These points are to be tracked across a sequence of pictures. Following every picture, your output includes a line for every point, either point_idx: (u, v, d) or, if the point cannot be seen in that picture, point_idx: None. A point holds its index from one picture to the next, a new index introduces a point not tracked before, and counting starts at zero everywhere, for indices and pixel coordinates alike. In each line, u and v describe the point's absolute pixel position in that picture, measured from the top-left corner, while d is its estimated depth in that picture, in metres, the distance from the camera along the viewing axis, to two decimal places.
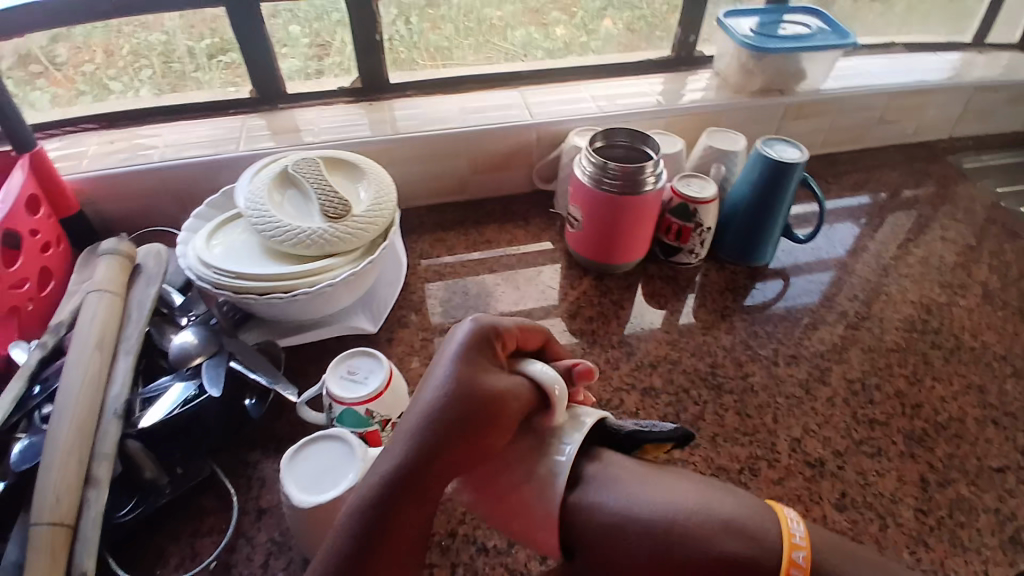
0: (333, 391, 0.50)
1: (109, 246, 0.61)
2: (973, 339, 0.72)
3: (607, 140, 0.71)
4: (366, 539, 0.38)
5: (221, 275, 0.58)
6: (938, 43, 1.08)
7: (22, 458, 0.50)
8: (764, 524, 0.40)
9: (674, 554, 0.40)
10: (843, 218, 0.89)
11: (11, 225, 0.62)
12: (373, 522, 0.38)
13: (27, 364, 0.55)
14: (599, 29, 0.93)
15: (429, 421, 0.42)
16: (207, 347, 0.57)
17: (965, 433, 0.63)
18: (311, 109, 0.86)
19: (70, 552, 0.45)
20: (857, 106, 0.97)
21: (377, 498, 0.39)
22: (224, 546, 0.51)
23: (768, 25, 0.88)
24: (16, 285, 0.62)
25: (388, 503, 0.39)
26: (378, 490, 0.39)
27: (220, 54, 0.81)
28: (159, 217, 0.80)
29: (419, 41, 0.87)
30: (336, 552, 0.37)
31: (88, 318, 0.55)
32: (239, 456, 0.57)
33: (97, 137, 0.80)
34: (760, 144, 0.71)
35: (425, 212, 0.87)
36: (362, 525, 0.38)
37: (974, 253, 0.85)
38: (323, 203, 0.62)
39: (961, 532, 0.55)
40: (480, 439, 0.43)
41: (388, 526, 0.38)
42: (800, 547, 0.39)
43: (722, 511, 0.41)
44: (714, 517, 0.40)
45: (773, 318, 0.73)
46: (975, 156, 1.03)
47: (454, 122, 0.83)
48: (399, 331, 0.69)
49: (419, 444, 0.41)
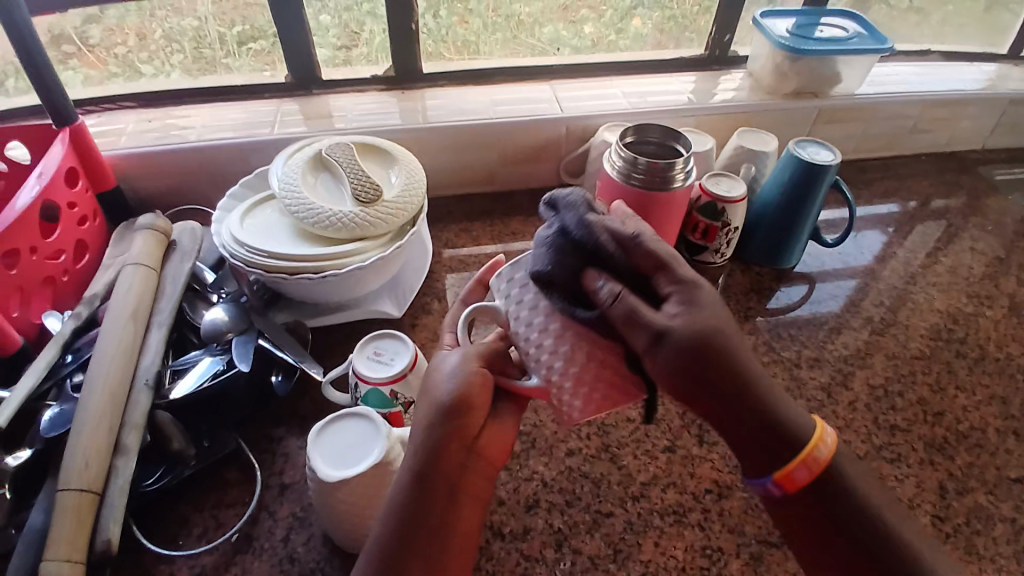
0: (358, 370, 0.51)
1: (146, 221, 0.63)
2: (998, 350, 0.71)
3: (637, 136, 0.71)
4: (396, 539, 0.42)
5: (253, 254, 0.59)
6: (977, 51, 1.06)
7: (51, 425, 0.51)
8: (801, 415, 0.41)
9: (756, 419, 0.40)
10: (872, 225, 0.88)
11: (49, 196, 0.63)
12: (404, 523, 0.42)
13: (62, 334, 0.57)
14: (628, 28, 0.93)
15: (431, 430, 0.45)
16: (237, 324, 0.58)
17: (986, 442, 0.62)
18: (342, 96, 0.87)
19: (97, 517, 0.46)
20: (891, 113, 0.95)
21: (407, 502, 0.43)
22: (247, 518, 0.52)
23: (805, 27, 0.87)
24: (52, 256, 0.63)
25: (414, 503, 0.43)
26: (403, 493, 0.43)
27: (250, 42, 0.83)
28: (192, 196, 0.81)
29: (446, 34, 0.87)
30: (381, 546, 0.42)
31: (124, 290, 0.56)
32: (263, 432, 0.58)
33: (134, 115, 0.82)
34: (791, 146, 0.70)
35: (450, 202, 0.87)
36: (393, 527, 0.42)
37: (1003, 265, 0.83)
38: (354, 187, 0.63)
39: (977, 541, 0.54)
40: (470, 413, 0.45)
41: (422, 526, 0.42)
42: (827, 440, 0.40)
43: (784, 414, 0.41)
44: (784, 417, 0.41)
45: (797, 321, 0.73)
46: (1009, 168, 1.01)
47: (482, 113, 0.83)
48: (422, 317, 0.69)
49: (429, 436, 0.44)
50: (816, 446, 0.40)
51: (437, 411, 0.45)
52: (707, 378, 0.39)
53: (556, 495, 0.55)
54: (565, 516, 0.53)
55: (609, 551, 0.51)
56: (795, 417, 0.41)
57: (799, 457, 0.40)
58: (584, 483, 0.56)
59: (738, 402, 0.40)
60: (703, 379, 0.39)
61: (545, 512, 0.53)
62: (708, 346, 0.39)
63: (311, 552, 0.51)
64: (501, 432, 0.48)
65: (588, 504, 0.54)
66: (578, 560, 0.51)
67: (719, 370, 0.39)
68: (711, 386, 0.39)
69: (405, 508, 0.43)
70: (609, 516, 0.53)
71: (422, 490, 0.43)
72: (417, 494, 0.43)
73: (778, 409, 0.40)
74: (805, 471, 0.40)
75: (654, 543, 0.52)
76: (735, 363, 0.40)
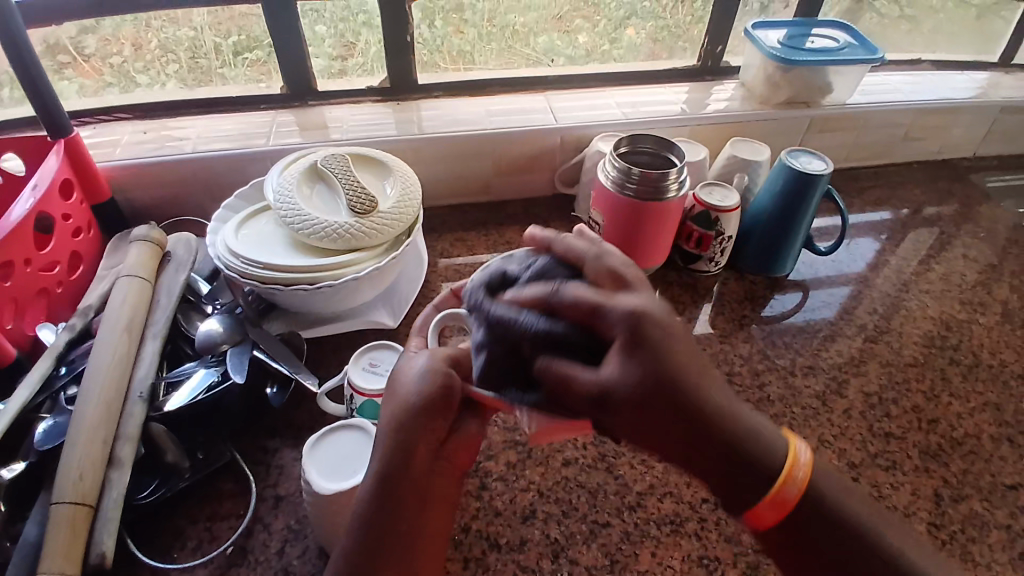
0: (354, 381, 0.51)
1: (141, 232, 0.62)
2: (991, 357, 0.72)
3: (632, 146, 0.72)
4: (360, 542, 0.41)
5: (249, 265, 0.59)
6: (966, 61, 1.07)
7: (45, 437, 0.51)
8: (775, 440, 0.40)
9: (703, 433, 0.38)
10: (865, 233, 0.89)
11: (44, 207, 0.63)
12: (370, 528, 0.41)
13: (55, 346, 0.57)
14: (622, 38, 0.94)
15: (399, 432, 0.43)
16: (231, 336, 0.58)
17: (980, 449, 0.62)
18: (339, 107, 0.87)
19: (91, 531, 0.46)
20: (883, 122, 0.96)
21: (373, 505, 0.42)
22: (242, 531, 0.52)
23: (797, 38, 0.88)
24: (47, 267, 0.63)
25: (378, 507, 0.42)
26: (369, 501, 0.42)
27: (245, 52, 0.83)
28: (187, 207, 0.81)
29: (441, 45, 0.88)
30: (348, 555, 0.41)
31: (118, 301, 0.56)
32: (258, 444, 0.58)
33: (130, 127, 0.82)
34: (784, 155, 0.71)
35: (446, 212, 0.87)
36: (359, 529, 0.42)
37: (996, 272, 0.84)
38: (349, 198, 0.63)
39: (972, 548, 0.54)
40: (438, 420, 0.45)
41: (388, 532, 0.42)
42: (806, 463, 0.39)
43: (743, 421, 0.39)
44: (735, 428, 0.39)
45: (791, 329, 0.73)
46: (1000, 176, 1.02)
47: (478, 124, 0.84)
48: (418, 327, 0.69)
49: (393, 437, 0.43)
50: (793, 468, 0.39)
51: (408, 410, 0.44)
52: (670, 430, 0.38)
53: (552, 505, 0.54)
54: (561, 526, 0.53)
55: (606, 561, 0.51)
56: (767, 443, 0.39)
57: (778, 481, 0.39)
58: (580, 493, 0.56)
59: (708, 434, 0.38)
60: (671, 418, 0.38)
61: (542, 523, 0.53)
62: (667, 384, 0.38)
63: (306, 564, 0.50)
64: (468, 439, 0.47)
65: (586, 514, 0.54)
66: (575, 570, 0.50)
67: (669, 408, 0.38)
68: (681, 429, 0.38)
69: (370, 512, 0.42)
70: (605, 526, 0.53)
71: (389, 496, 0.42)
72: (382, 499, 0.42)
73: (744, 432, 0.39)
74: (771, 509, 0.39)
75: (651, 553, 0.52)
76: (718, 420, 0.38)
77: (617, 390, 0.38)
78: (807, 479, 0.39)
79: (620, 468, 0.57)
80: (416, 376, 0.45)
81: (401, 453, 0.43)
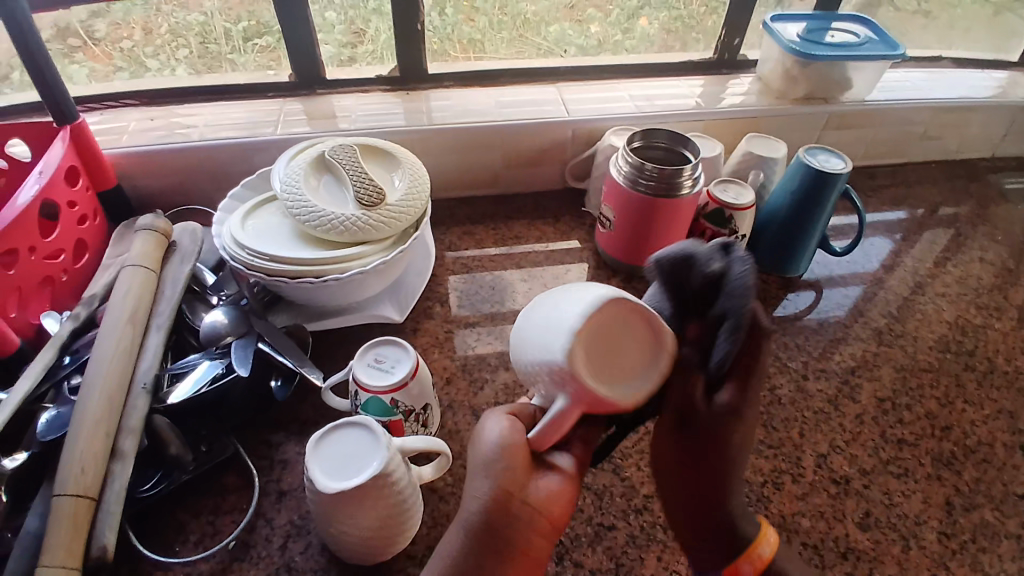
0: (358, 378, 0.50)
1: (146, 222, 0.62)
2: (1007, 362, 0.70)
3: (645, 141, 0.70)
4: None
5: (254, 256, 0.58)
6: (989, 57, 1.05)
7: (48, 428, 0.51)
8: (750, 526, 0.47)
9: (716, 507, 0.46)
10: (880, 233, 0.87)
11: (49, 195, 0.63)
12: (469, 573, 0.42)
13: (58, 336, 0.56)
14: (636, 28, 0.92)
15: (471, 521, 0.42)
16: (236, 327, 0.58)
17: (994, 457, 0.61)
18: (347, 96, 0.86)
19: (93, 523, 0.46)
20: (902, 119, 0.94)
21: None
22: (244, 526, 0.52)
23: (816, 32, 0.86)
24: (51, 256, 0.63)
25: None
26: (461, 549, 0.42)
27: (255, 37, 0.82)
28: (193, 195, 0.81)
29: (452, 32, 0.86)
30: None
31: (122, 292, 0.56)
32: (262, 437, 0.58)
33: (136, 113, 0.81)
34: (801, 153, 0.69)
35: (454, 205, 0.86)
36: None
37: (1014, 275, 0.82)
38: (356, 190, 0.62)
39: (983, 558, 0.53)
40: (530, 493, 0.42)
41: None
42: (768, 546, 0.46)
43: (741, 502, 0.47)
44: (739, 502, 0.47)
45: (803, 331, 0.72)
46: (1020, 176, 1.00)
47: (488, 116, 0.82)
48: (424, 322, 0.69)
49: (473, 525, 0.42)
50: (762, 546, 0.46)
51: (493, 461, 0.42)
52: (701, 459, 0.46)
53: None
54: (565, 528, 0.52)
55: (610, 565, 0.50)
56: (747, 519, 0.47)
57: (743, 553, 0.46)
58: (586, 494, 0.55)
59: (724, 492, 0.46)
60: (704, 456, 0.46)
61: None
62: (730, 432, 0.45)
63: (308, 561, 0.50)
64: (553, 491, 0.43)
65: (590, 516, 0.53)
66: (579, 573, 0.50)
67: (713, 469, 0.46)
68: (712, 471, 0.46)
69: (470, 558, 0.42)
70: (611, 528, 0.53)
71: (482, 553, 0.42)
72: (474, 555, 0.42)
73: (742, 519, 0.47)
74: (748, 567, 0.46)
75: (657, 557, 0.51)
76: (732, 488, 0.46)
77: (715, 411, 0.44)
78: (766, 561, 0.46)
79: (626, 469, 0.57)
80: (493, 440, 0.43)
81: (494, 508, 0.42)
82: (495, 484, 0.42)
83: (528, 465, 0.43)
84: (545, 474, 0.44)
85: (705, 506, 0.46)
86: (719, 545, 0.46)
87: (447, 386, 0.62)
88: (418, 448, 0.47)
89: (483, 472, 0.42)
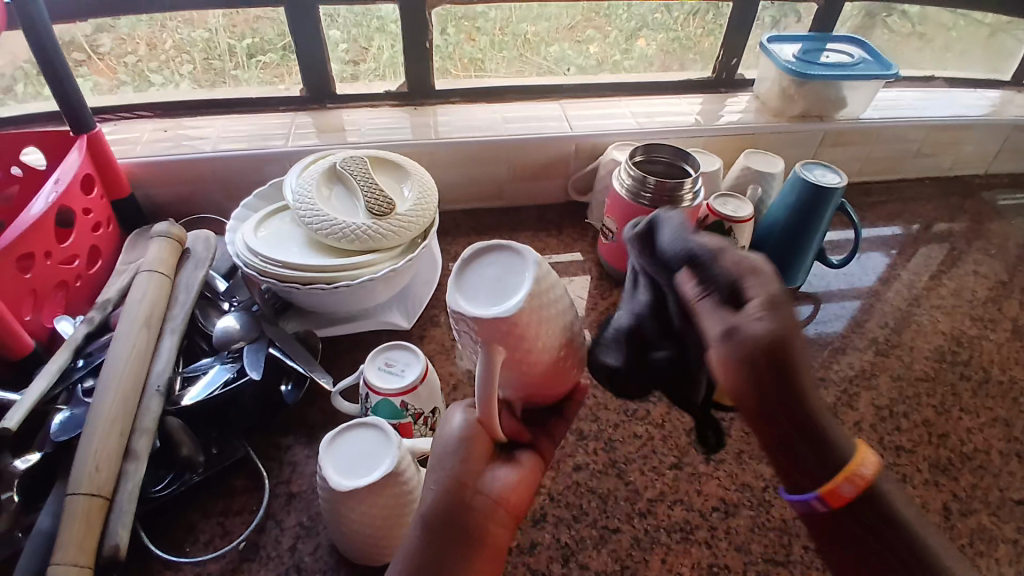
0: (370, 380, 0.52)
1: (161, 229, 0.63)
2: (1001, 372, 0.72)
3: (647, 155, 0.72)
4: None
5: (267, 263, 0.60)
6: (979, 78, 1.08)
7: (62, 429, 0.52)
8: (843, 442, 0.34)
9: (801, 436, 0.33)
10: (876, 247, 0.89)
11: (65, 202, 0.64)
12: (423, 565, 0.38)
13: (74, 338, 0.57)
14: (634, 49, 0.95)
15: (428, 513, 0.40)
16: (248, 332, 0.59)
17: (989, 464, 0.62)
18: (355, 110, 0.88)
19: (106, 522, 0.46)
20: (896, 137, 0.97)
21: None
22: (254, 526, 0.52)
23: (811, 52, 0.89)
24: (66, 261, 0.64)
25: None
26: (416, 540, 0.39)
27: (259, 54, 0.85)
28: (204, 205, 0.82)
29: (456, 52, 0.89)
30: None
31: (137, 297, 0.57)
32: (271, 441, 0.59)
33: (149, 125, 0.83)
34: (799, 168, 0.72)
35: (459, 216, 0.88)
36: None
37: (1007, 288, 0.84)
38: (368, 200, 0.64)
39: (981, 562, 0.54)
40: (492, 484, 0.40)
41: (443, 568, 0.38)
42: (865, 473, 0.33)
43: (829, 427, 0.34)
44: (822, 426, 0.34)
45: (802, 340, 0.73)
46: (1012, 193, 1.03)
47: (493, 130, 0.85)
48: (431, 329, 0.70)
49: (434, 514, 0.39)
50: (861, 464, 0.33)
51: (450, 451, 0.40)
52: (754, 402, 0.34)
53: (562, 509, 0.55)
54: (571, 530, 0.53)
55: (615, 566, 0.51)
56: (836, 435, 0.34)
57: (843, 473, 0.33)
58: (590, 498, 0.56)
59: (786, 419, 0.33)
60: (758, 379, 0.32)
61: (552, 526, 0.54)
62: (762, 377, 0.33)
63: (318, 562, 0.51)
64: (512, 483, 0.41)
65: (595, 519, 0.54)
66: (584, 575, 0.51)
67: (780, 391, 0.33)
68: (764, 405, 0.33)
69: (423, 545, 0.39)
70: (615, 531, 0.54)
71: (441, 539, 0.39)
72: (432, 546, 0.39)
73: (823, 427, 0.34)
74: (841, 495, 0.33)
75: (661, 559, 0.52)
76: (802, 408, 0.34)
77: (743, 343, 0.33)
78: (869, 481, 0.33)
79: (631, 474, 0.58)
80: (455, 425, 0.41)
81: (446, 494, 0.40)
82: (454, 470, 0.40)
83: (482, 455, 0.41)
84: (499, 465, 0.41)
85: (787, 426, 0.33)
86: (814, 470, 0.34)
87: (453, 392, 0.63)
88: (427, 450, 0.48)
89: (442, 459, 0.40)
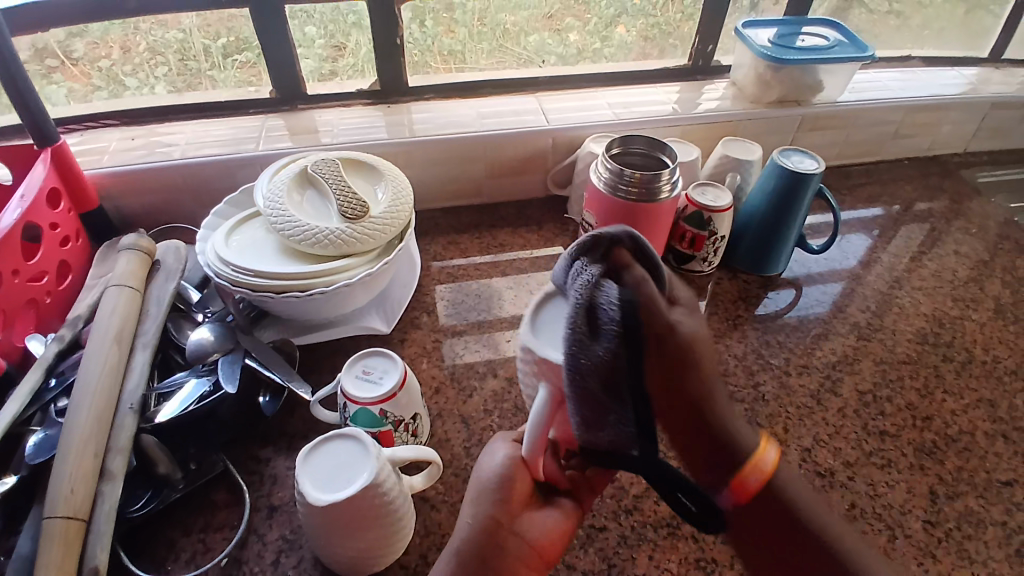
0: (347, 390, 0.51)
1: (129, 240, 0.62)
2: (984, 353, 0.72)
3: (624, 147, 0.71)
4: None
5: (239, 273, 0.59)
6: (956, 56, 1.08)
7: (35, 451, 0.50)
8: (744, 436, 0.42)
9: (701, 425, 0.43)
10: (857, 230, 0.89)
11: (31, 218, 0.63)
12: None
13: (44, 358, 0.56)
14: (612, 36, 0.94)
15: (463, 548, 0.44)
16: (222, 344, 0.58)
17: (975, 445, 0.62)
18: (329, 110, 0.87)
19: (83, 545, 0.45)
20: (875, 119, 0.96)
21: None
22: (236, 541, 0.51)
23: (787, 37, 0.88)
24: (35, 278, 0.63)
25: None
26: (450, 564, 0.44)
27: (235, 54, 0.82)
28: (175, 213, 0.81)
29: (432, 45, 0.87)
30: None
31: (107, 313, 0.56)
32: (251, 453, 0.58)
33: (117, 133, 0.81)
34: (776, 154, 0.71)
35: (438, 215, 0.87)
36: None
37: (987, 268, 0.84)
38: (340, 204, 0.63)
39: (969, 545, 0.55)
40: (530, 527, 0.45)
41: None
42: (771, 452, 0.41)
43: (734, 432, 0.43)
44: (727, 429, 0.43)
45: (785, 328, 0.73)
46: (991, 171, 1.03)
47: (469, 126, 0.83)
48: (412, 332, 0.69)
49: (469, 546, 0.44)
50: (761, 458, 0.41)
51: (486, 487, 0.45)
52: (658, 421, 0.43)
53: None
54: None
55: (602, 565, 0.51)
56: (742, 434, 0.43)
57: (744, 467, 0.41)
58: None
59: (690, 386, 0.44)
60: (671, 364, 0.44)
61: None
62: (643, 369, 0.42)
63: (302, 574, 0.50)
64: (547, 527, 0.45)
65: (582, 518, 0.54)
66: (572, 575, 0.50)
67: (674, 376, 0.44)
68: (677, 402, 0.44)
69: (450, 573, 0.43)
70: (602, 529, 0.53)
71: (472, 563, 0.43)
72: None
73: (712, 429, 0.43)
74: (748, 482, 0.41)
75: (648, 557, 0.52)
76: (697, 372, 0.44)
77: (681, 337, 0.44)
78: (773, 469, 0.41)
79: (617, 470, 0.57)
80: (494, 466, 0.46)
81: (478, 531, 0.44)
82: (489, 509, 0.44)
83: (517, 501, 0.45)
84: (541, 509, 0.46)
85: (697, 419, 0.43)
86: (722, 460, 0.42)
87: (435, 395, 0.63)
88: (408, 458, 0.47)
89: (477, 498, 0.45)
